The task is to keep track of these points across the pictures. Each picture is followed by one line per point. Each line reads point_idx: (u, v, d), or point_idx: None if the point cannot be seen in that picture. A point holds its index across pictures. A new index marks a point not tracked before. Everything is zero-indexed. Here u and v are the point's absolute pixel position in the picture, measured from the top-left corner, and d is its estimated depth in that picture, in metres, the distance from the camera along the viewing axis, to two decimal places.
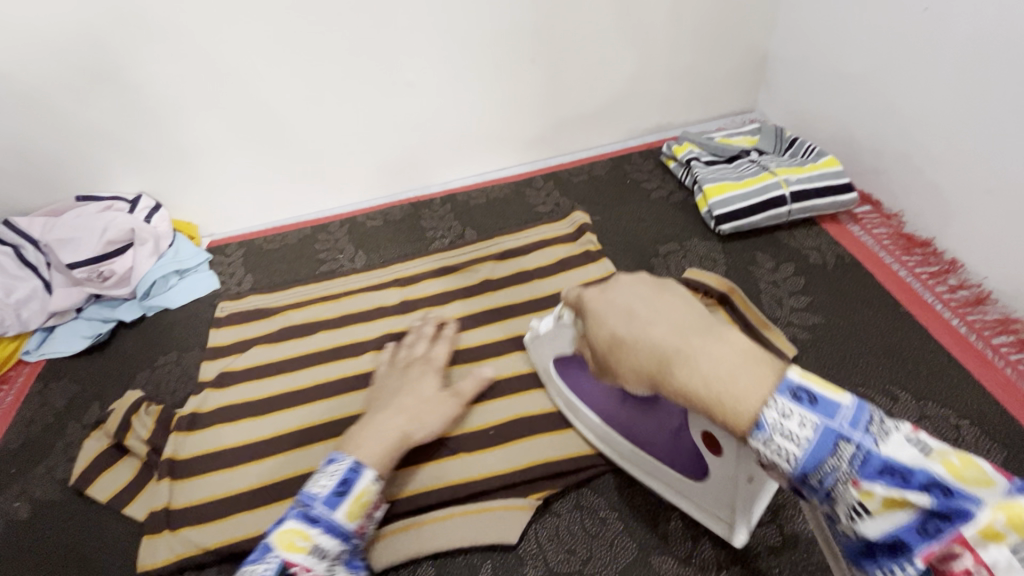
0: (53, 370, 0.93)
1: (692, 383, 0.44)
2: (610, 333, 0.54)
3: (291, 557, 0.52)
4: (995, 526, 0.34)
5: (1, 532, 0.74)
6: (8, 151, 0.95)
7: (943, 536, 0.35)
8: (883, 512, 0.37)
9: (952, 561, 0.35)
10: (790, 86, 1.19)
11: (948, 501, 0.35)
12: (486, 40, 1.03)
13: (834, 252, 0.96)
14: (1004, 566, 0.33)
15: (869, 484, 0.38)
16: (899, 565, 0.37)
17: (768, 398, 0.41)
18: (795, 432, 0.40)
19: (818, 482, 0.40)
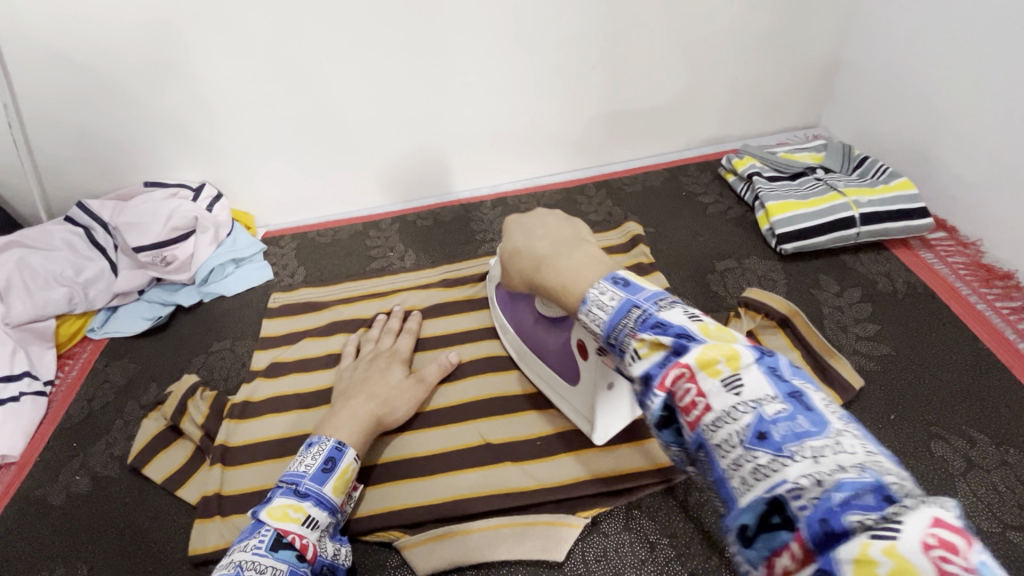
0: (114, 349, 0.97)
1: (551, 277, 0.52)
2: (513, 245, 0.62)
3: (286, 527, 0.56)
4: (716, 362, 0.36)
5: (63, 503, 0.77)
6: (86, 136, 0.99)
7: (676, 368, 0.37)
8: (648, 355, 0.39)
9: (684, 397, 0.36)
10: (860, 101, 1.14)
11: (685, 342, 0.38)
12: (549, 44, 1.02)
13: (905, 279, 0.91)
14: (715, 393, 0.35)
15: (642, 332, 0.40)
16: (651, 398, 0.38)
17: (596, 283, 0.46)
18: (602, 299, 0.44)
19: (615, 342, 0.42)
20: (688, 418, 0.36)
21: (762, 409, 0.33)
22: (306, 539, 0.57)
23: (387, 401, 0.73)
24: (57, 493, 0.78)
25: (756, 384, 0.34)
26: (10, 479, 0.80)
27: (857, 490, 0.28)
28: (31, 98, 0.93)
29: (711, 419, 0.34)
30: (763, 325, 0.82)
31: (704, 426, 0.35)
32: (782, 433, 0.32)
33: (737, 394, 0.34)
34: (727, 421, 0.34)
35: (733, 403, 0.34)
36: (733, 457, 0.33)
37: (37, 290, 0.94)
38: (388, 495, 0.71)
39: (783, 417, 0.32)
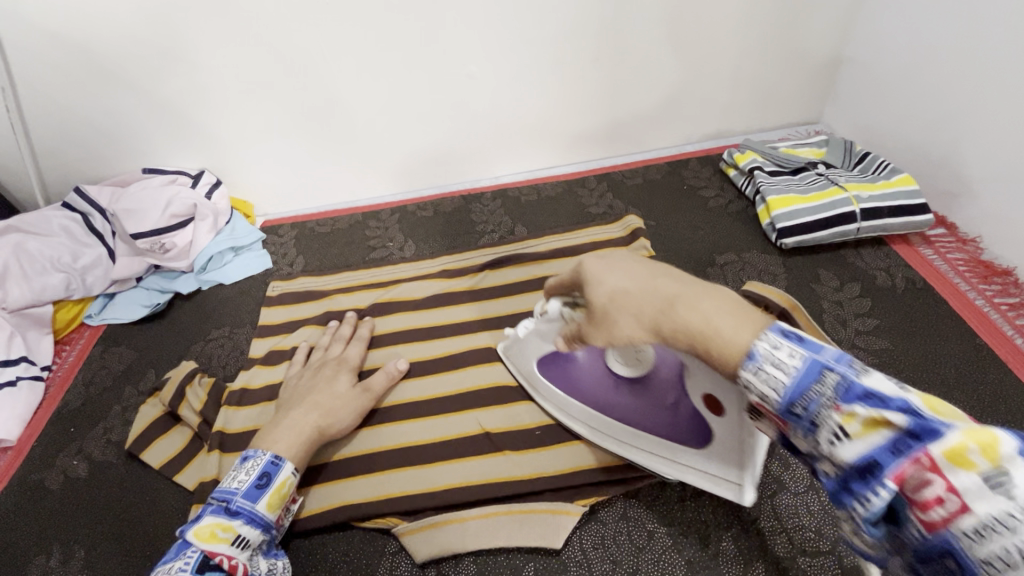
0: (112, 335, 0.97)
1: (693, 331, 0.39)
2: (610, 286, 0.46)
3: (213, 547, 0.55)
4: (969, 453, 0.31)
5: (61, 487, 0.76)
6: (84, 120, 0.98)
7: (919, 460, 0.32)
8: (863, 435, 0.34)
9: (923, 492, 0.32)
10: (863, 97, 1.14)
11: (925, 424, 0.32)
12: (551, 35, 1.01)
13: (904, 274, 0.91)
14: (975, 493, 0.30)
15: (851, 407, 0.35)
16: (872, 492, 0.34)
17: (759, 336, 0.37)
18: (777, 357, 0.37)
19: (801, 411, 0.36)
20: (923, 513, 0.32)
21: None
22: (236, 559, 0.56)
23: (332, 411, 0.71)
24: (54, 478, 0.78)
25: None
26: (7, 463, 0.80)
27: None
28: (27, 81, 0.92)
29: (970, 524, 0.31)
30: None
31: (959, 531, 0.31)
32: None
33: (1008, 496, 0.30)
34: (995, 531, 0.30)
35: (1001, 508, 0.30)
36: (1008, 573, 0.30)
37: (34, 275, 0.93)
38: (385, 482, 0.71)
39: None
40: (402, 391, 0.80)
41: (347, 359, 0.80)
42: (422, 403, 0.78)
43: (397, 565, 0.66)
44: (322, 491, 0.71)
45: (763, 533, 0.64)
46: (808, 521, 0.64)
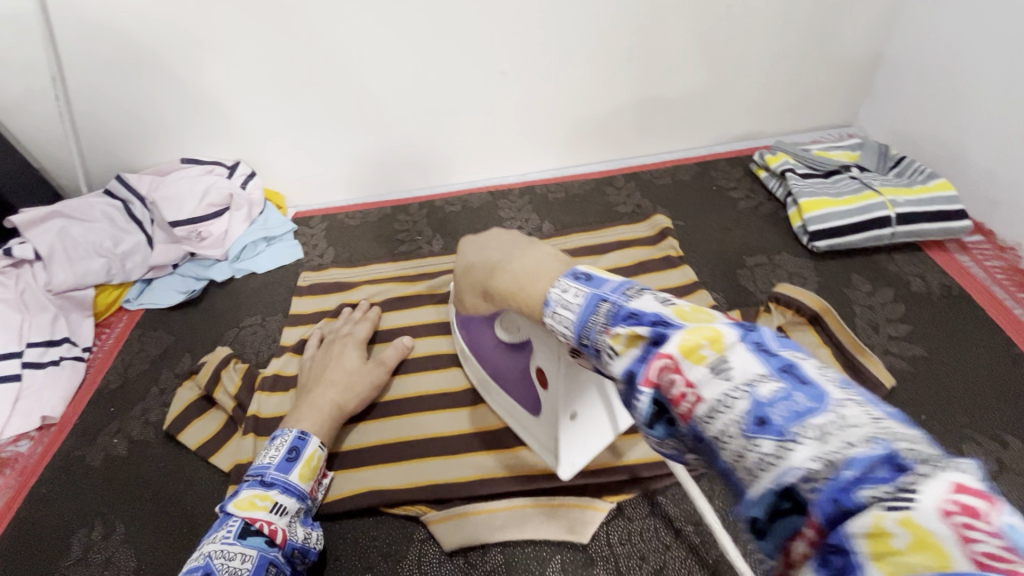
0: (150, 320, 0.99)
1: (506, 284, 0.45)
2: (467, 260, 0.56)
3: (253, 514, 0.57)
4: (700, 347, 0.29)
5: (102, 463, 0.79)
6: (125, 111, 1.01)
7: (659, 358, 0.30)
8: (625, 351, 0.32)
9: (670, 391, 0.29)
10: (901, 99, 1.12)
11: (662, 330, 0.31)
12: (583, 34, 1.01)
13: (939, 281, 0.90)
14: (704, 381, 0.28)
15: (616, 327, 0.33)
16: (635, 397, 0.31)
17: (555, 282, 0.40)
18: (567, 296, 0.37)
19: (587, 343, 0.36)
20: (677, 411, 0.29)
21: (755, 391, 0.26)
22: (275, 525, 0.58)
23: (348, 388, 0.74)
24: (96, 454, 0.80)
25: (746, 363, 0.27)
26: (51, 439, 0.83)
27: (870, 467, 0.22)
28: (74, 73, 0.95)
29: (703, 410, 0.27)
30: (793, 322, 0.81)
31: (697, 419, 0.28)
32: (785, 416, 0.25)
33: (726, 378, 0.27)
34: (719, 410, 0.27)
35: (722, 389, 0.27)
36: (732, 448, 0.26)
37: (78, 259, 0.96)
38: (417, 471, 0.72)
39: (780, 397, 0.26)
40: (430, 383, 0.81)
41: (354, 338, 0.82)
42: (450, 394, 0.79)
43: (425, 552, 0.67)
44: (356, 477, 0.72)
45: None
46: None
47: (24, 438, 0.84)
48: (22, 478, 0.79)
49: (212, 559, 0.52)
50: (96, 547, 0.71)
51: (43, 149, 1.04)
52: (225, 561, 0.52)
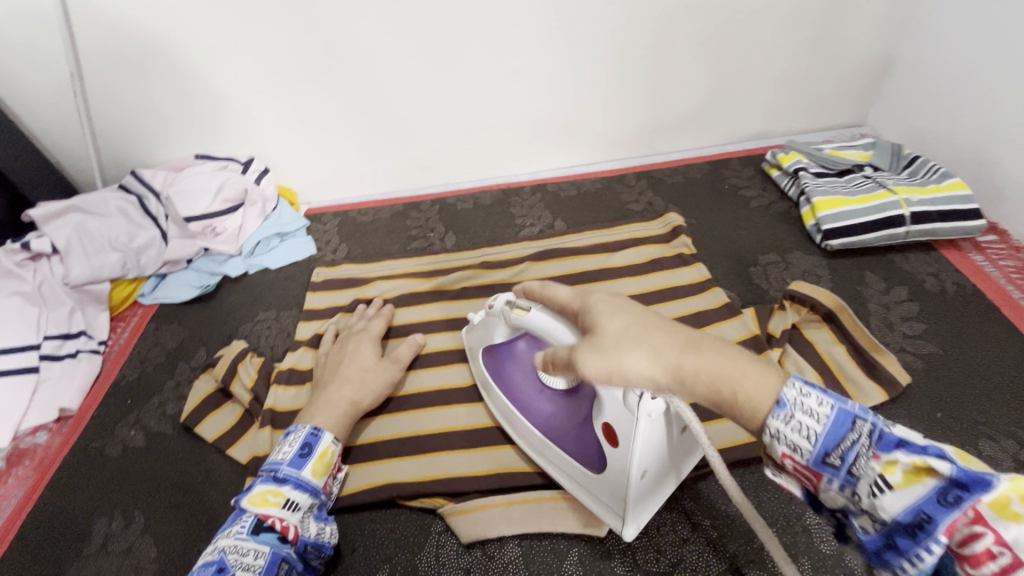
0: (164, 313, 1.00)
1: (706, 367, 0.43)
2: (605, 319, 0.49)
3: (265, 511, 0.58)
4: (1012, 504, 0.32)
5: (120, 455, 0.80)
6: (141, 107, 1.01)
7: (965, 510, 0.33)
8: (904, 485, 0.35)
9: (972, 544, 0.32)
10: (914, 99, 1.12)
11: (959, 472, 0.33)
12: (597, 33, 1.01)
13: (954, 280, 0.90)
14: (1023, 544, 0.31)
15: (892, 458, 0.36)
16: (920, 546, 0.34)
17: (785, 382, 0.41)
18: (814, 410, 0.39)
19: (839, 463, 0.38)
20: (971, 562, 0.33)
21: None
22: (288, 521, 0.58)
23: (363, 384, 0.74)
24: (113, 446, 0.81)
25: None
26: (69, 431, 0.84)
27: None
28: (92, 69, 0.95)
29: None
30: (807, 320, 0.81)
31: None
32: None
33: None
34: None
35: None
36: None
37: (94, 254, 0.96)
38: (434, 464, 0.73)
39: None
40: (445, 377, 0.81)
41: (368, 334, 0.82)
42: (464, 389, 0.80)
43: (443, 544, 0.67)
44: (372, 470, 0.72)
45: (809, 530, 0.64)
46: None
47: (42, 429, 0.84)
48: (41, 469, 0.79)
49: (226, 554, 0.54)
50: (115, 537, 0.71)
51: (60, 145, 1.05)
52: (238, 557, 0.54)
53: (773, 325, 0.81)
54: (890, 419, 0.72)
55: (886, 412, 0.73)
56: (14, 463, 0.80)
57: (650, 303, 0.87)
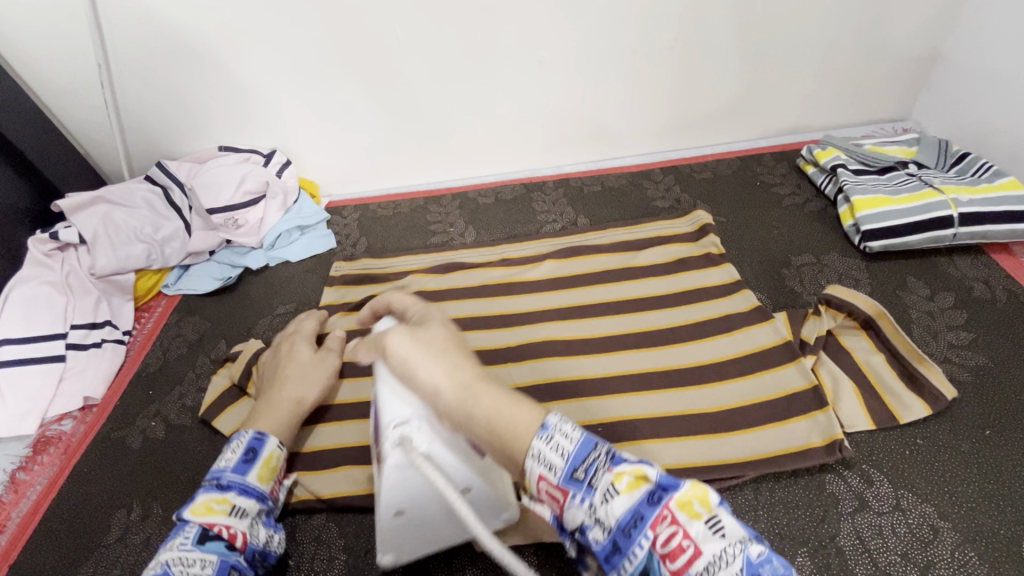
0: (186, 305, 1.01)
1: (482, 415, 0.47)
2: (424, 337, 0.53)
3: (211, 520, 0.55)
4: (692, 504, 0.39)
5: (141, 446, 0.81)
6: (166, 99, 1.01)
7: (664, 511, 0.39)
8: (629, 491, 0.40)
9: (671, 544, 0.38)
10: (968, 91, 1.05)
11: (671, 480, 0.40)
12: (626, 21, 0.97)
13: (1005, 286, 0.84)
14: (704, 538, 0.38)
15: (618, 468, 0.41)
16: (636, 547, 0.39)
17: (547, 414, 0.46)
18: (563, 429, 0.44)
19: (581, 477, 0.42)
20: (671, 564, 0.38)
21: (748, 551, 0.37)
22: (235, 529, 0.56)
23: (303, 381, 0.73)
24: (134, 437, 0.82)
25: (733, 526, 0.38)
26: (92, 420, 0.85)
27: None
28: (117, 61, 0.96)
29: (703, 565, 0.37)
30: (844, 326, 0.77)
31: (697, 573, 0.37)
32: (771, 573, 0.36)
33: (722, 536, 0.38)
34: (719, 567, 0.36)
35: (722, 546, 0.37)
36: None
37: (119, 244, 0.97)
38: None
39: (763, 558, 0.37)
40: None
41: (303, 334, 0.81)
42: None
43: (456, 550, 0.66)
44: None
45: (843, 552, 0.59)
46: (891, 540, 0.60)
47: (67, 417, 0.86)
48: (65, 457, 0.81)
49: (171, 567, 0.50)
50: (134, 528, 0.72)
51: (88, 135, 1.06)
52: (185, 567, 0.50)
53: (807, 331, 0.77)
54: (934, 435, 0.68)
55: (928, 427, 0.69)
56: (39, 450, 0.82)
57: (677, 305, 0.84)
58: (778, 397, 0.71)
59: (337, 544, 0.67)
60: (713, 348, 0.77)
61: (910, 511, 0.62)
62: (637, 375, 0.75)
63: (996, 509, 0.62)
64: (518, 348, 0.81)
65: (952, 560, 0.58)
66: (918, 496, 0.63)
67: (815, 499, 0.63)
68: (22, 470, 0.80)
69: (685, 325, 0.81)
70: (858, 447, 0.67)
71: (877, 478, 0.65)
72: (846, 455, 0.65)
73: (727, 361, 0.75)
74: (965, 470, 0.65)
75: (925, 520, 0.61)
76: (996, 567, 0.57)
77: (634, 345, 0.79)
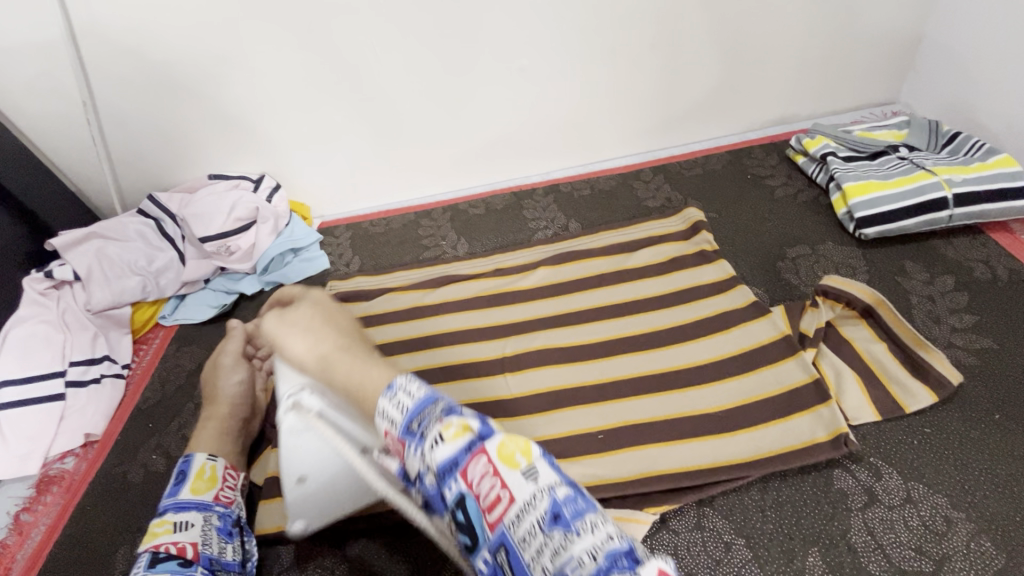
0: (184, 335, 1.01)
1: (342, 377, 0.49)
2: (291, 317, 0.54)
3: (155, 541, 0.55)
4: (511, 453, 0.37)
5: (143, 479, 0.81)
6: (152, 131, 1.02)
7: (479, 457, 0.37)
8: (451, 439, 0.38)
9: (487, 496, 0.35)
10: (953, 73, 1.05)
11: (490, 429, 0.38)
12: (603, 24, 0.97)
13: (1006, 265, 0.82)
14: (517, 487, 0.35)
15: (449, 417, 0.39)
16: (449, 488, 0.37)
17: (403, 375, 0.45)
18: (407, 389, 0.43)
19: (413, 429, 0.40)
20: (488, 516, 0.35)
21: (555, 493, 0.35)
22: (183, 542, 0.56)
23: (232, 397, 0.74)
24: (136, 471, 0.82)
25: (547, 473, 0.36)
26: (94, 456, 0.85)
27: (618, 555, 0.31)
28: (102, 97, 0.96)
29: (514, 513, 0.34)
30: (843, 316, 0.76)
31: (507, 523, 0.34)
32: (572, 514, 0.34)
33: (535, 483, 0.35)
34: (527, 513, 0.34)
35: (532, 492, 0.35)
36: (534, 549, 0.33)
37: (114, 278, 0.97)
38: None
39: (569, 500, 0.35)
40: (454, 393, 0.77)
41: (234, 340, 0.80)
42: (482, 405, 0.75)
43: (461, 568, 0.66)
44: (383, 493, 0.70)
45: (855, 549, 0.58)
46: (904, 535, 0.58)
47: (69, 455, 0.86)
48: (68, 495, 0.81)
49: None
50: None
51: (79, 173, 1.07)
52: None
53: (805, 324, 0.76)
54: (942, 423, 0.66)
55: (935, 414, 0.67)
56: (42, 490, 0.82)
57: (672, 304, 0.83)
58: (781, 393, 0.69)
59: (340, 567, 0.67)
60: (711, 346, 0.76)
61: (921, 503, 0.60)
62: (635, 379, 0.74)
63: (1009, 495, 0.60)
64: (514, 360, 0.80)
65: (968, 552, 0.57)
66: (929, 487, 0.61)
67: (823, 496, 0.62)
68: (26, 511, 0.80)
69: (682, 325, 0.79)
70: (864, 440, 0.66)
71: (886, 471, 0.63)
72: (853, 449, 0.64)
73: (725, 358, 0.74)
74: (977, 458, 0.63)
75: (937, 512, 0.59)
76: (1014, 556, 0.56)
77: (631, 349, 0.78)
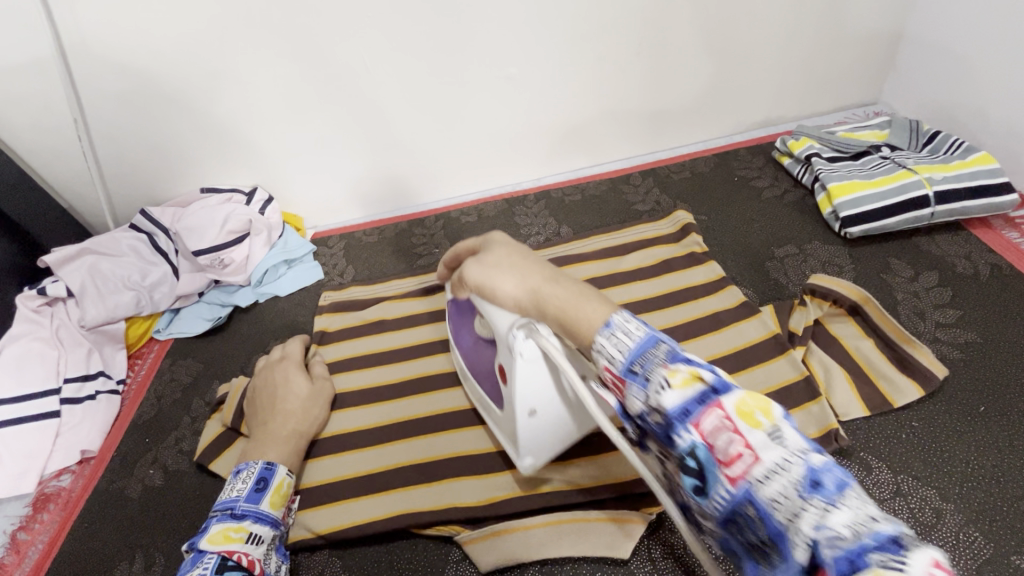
0: (178, 349, 1.01)
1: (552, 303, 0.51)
2: (492, 259, 0.58)
3: (229, 547, 0.57)
4: (751, 411, 0.37)
5: (140, 494, 0.81)
6: (144, 146, 1.02)
7: (715, 409, 0.38)
8: (680, 387, 0.39)
9: (728, 451, 0.36)
10: (932, 72, 1.08)
11: (726, 384, 0.38)
12: (589, 31, 0.99)
13: (987, 260, 0.84)
14: (763, 446, 0.35)
15: (674, 364, 0.41)
16: (682, 433, 0.38)
17: (616, 312, 0.47)
18: (629, 327, 0.45)
19: (636, 370, 0.42)
20: (728, 471, 0.36)
21: (811, 460, 0.34)
22: (253, 555, 0.59)
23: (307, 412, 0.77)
24: (133, 486, 0.82)
25: (794, 437, 0.35)
26: (91, 473, 0.85)
27: (882, 538, 0.30)
28: (94, 113, 0.97)
29: (762, 473, 0.35)
30: (831, 314, 0.78)
31: (751, 481, 0.35)
32: (834, 482, 0.33)
33: (783, 445, 0.35)
34: (779, 475, 0.34)
35: (783, 456, 0.34)
36: (790, 510, 0.33)
37: (108, 294, 0.98)
38: (456, 490, 0.72)
39: (828, 467, 0.34)
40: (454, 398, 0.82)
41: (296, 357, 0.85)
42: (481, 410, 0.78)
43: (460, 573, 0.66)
44: (384, 501, 0.72)
45: None
46: None
47: (65, 472, 0.86)
48: (66, 511, 0.81)
49: None
50: None
51: (70, 189, 1.06)
52: None
53: (794, 322, 0.77)
54: (928, 416, 0.68)
55: (922, 408, 0.69)
56: (39, 508, 0.82)
57: (663, 307, 0.84)
58: (772, 391, 0.71)
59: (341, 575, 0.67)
60: (703, 347, 0.77)
61: (910, 495, 0.61)
62: None
63: (994, 485, 0.62)
64: None
65: (956, 542, 0.58)
66: (918, 479, 0.63)
67: None
68: (22, 530, 0.80)
69: (673, 328, 0.80)
70: (854, 435, 0.67)
71: (875, 465, 0.64)
72: (843, 444, 0.65)
73: (717, 358, 0.75)
74: (963, 449, 0.64)
75: (926, 504, 0.61)
76: (1000, 543, 0.58)
77: None
